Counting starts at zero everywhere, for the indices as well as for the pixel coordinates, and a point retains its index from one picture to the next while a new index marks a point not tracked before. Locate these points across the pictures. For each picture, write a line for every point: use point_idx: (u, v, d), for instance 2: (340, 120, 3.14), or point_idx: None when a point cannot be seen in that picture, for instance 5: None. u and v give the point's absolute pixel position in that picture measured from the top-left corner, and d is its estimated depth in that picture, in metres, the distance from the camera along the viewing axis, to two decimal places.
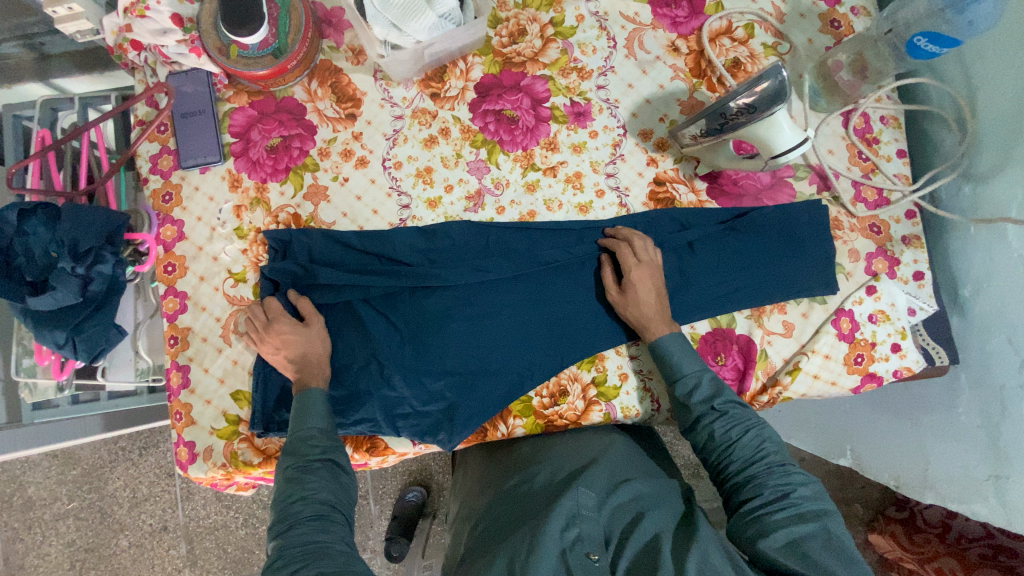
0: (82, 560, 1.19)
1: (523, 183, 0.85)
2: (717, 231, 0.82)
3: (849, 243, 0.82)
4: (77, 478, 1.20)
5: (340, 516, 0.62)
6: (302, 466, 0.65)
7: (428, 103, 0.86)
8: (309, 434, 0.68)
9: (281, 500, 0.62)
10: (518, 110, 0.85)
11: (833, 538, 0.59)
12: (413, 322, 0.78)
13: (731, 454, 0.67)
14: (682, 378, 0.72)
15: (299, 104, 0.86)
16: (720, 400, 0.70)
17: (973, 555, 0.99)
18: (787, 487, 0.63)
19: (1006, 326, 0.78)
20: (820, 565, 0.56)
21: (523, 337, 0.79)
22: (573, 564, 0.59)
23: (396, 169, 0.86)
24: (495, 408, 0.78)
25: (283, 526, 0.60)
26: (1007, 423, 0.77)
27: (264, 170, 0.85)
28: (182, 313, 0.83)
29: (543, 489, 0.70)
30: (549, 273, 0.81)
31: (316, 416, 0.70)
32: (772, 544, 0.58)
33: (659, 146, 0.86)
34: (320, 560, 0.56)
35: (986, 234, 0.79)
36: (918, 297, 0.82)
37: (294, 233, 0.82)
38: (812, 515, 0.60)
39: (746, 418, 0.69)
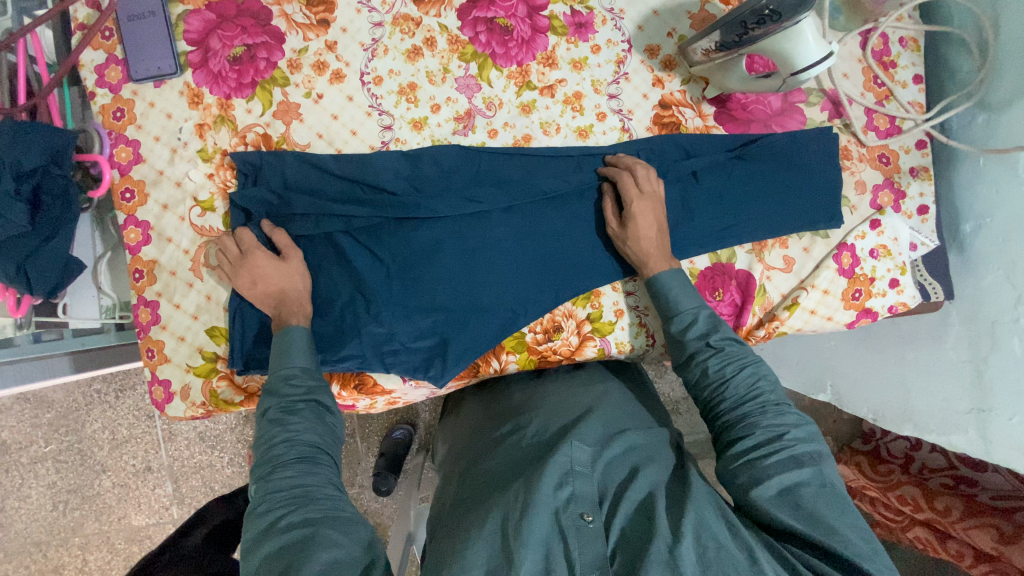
0: (65, 501, 1.17)
1: (517, 104, 0.78)
2: (723, 159, 0.77)
3: (856, 174, 0.79)
4: (52, 421, 1.16)
5: (327, 457, 0.59)
6: (285, 405, 0.61)
7: (411, 9, 0.77)
8: (290, 371, 0.64)
9: (263, 443, 0.58)
10: (513, 19, 0.78)
11: (827, 484, 0.57)
12: (400, 256, 0.74)
13: (724, 391, 0.65)
14: (678, 315, 0.70)
15: (263, 8, 0.76)
16: (716, 335, 0.67)
17: (935, 484, 1.05)
18: (781, 428, 0.60)
19: (1005, 261, 0.77)
20: (812, 515, 0.55)
21: (516, 271, 0.76)
22: (566, 525, 0.56)
23: (376, 84, 0.77)
24: (487, 344, 0.75)
25: (267, 469, 0.57)
26: (995, 357, 0.79)
27: (228, 84, 0.76)
28: (146, 245, 0.77)
29: (534, 441, 0.66)
30: (544, 204, 0.76)
31: (299, 354, 0.65)
32: (763, 493, 0.57)
33: (666, 65, 0.80)
34: (307, 505, 0.53)
35: (995, 166, 0.77)
36: (921, 232, 0.80)
37: (265, 157, 0.75)
38: (807, 459, 0.58)
39: (742, 354, 0.66)
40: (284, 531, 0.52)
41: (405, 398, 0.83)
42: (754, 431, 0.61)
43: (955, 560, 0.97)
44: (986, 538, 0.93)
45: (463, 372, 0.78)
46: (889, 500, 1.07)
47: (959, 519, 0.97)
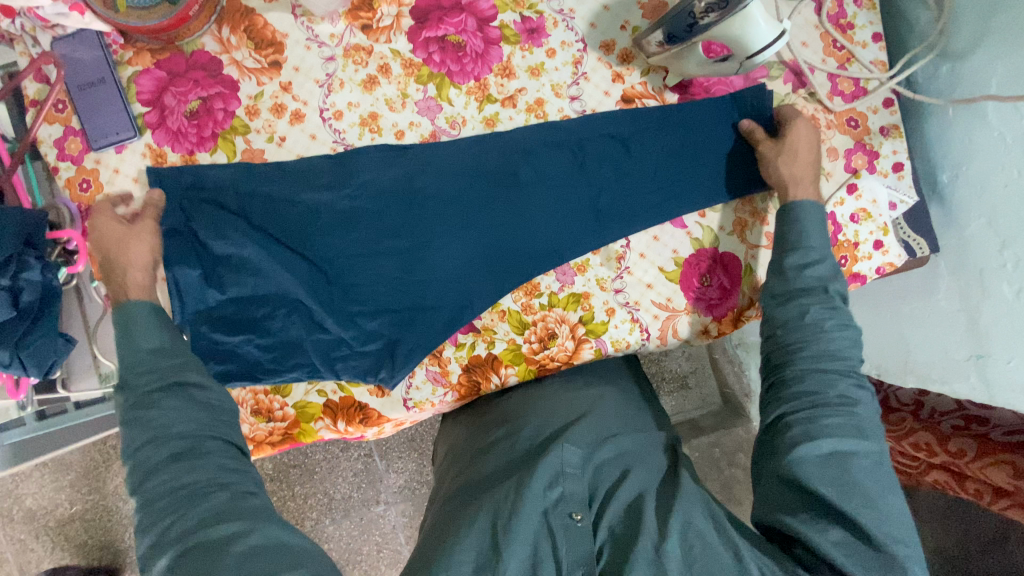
0: (99, 557, 1.18)
1: (481, 119, 0.78)
2: (655, 120, 0.78)
3: (826, 141, 0.79)
4: (73, 482, 1.17)
5: (206, 443, 0.57)
6: (143, 401, 0.58)
7: (361, 38, 0.77)
8: (138, 360, 0.61)
9: (129, 448, 0.56)
10: (463, 34, 0.77)
11: (880, 463, 0.59)
12: (346, 264, 0.76)
13: (813, 339, 0.65)
14: (806, 248, 0.70)
15: (213, 58, 0.76)
16: (822, 284, 0.68)
17: (947, 427, 0.98)
18: (856, 398, 0.62)
19: (984, 208, 0.77)
20: (853, 480, 0.57)
21: (463, 265, 0.77)
22: (555, 524, 0.58)
23: (337, 119, 0.77)
24: (438, 339, 0.76)
25: (141, 477, 0.55)
26: (987, 304, 0.78)
27: (189, 141, 0.76)
28: None
29: (526, 446, 0.68)
30: (483, 191, 0.77)
31: (145, 337, 0.63)
32: (814, 452, 0.59)
33: (624, 59, 0.79)
34: (192, 505, 0.53)
35: (965, 116, 0.77)
36: (898, 190, 0.80)
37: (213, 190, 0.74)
38: (868, 433, 0.60)
39: (844, 316, 0.66)
40: (176, 538, 0.52)
41: (413, 420, 0.83)
42: (828, 390, 0.62)
43: (976, 497, 0.98)
44: (1001, 475, 0.90)
45: (464, 388, 0.79)
46: (905, 448, 1.06)
47: (974, 458, 0.94)
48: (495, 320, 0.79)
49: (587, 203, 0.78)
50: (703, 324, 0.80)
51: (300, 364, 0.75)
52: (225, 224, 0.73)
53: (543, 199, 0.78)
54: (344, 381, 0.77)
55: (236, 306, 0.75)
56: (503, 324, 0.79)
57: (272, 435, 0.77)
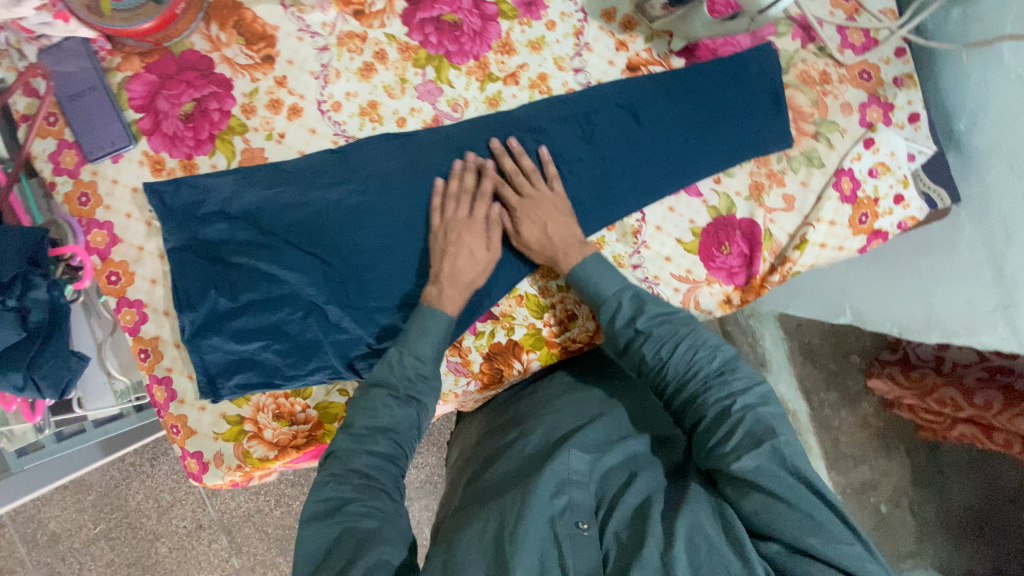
0: None
1: (484, 100, 0.76)
2: (662, 92, 0.76)
3: (839, 97, 0.77)
4: (95, 502, 1.16)
5: (404, 458, 0.62)
6: (400, 395, 0.65)
7: (354, 25, 0.74)
8: (421, 364, 0.67)
9: (357, 424, 0.62)
10: (459, 12, 0.74)
11: (784, 458, 0.54)
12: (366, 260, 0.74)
13: (663, 375, 0.64)
14: (604, 303, 0.70)
15: (203, 57, 0.73)
16: (637, 326, 0.68)
17: (971, 379, 1.01)
18: (726, 405, 0.59)
19: (1006, 154, 0.75)
20: (775, 501, 0.52)
21: None
22: (561, 532, 0.54)
23: (336, 111, 0.75)
24: (456, 330, 0.75)
25: (354, 449, 0.60)
26: (1013, 252, 0.77)
27: (186, 144, 0.74)
28: (144, 323, 0.75)
29: (532, 453, 0.65)
30: (496, 181, 0.76)
31: (426, 345, 0.68)
32: (731, 487, 0.55)
33: (626, 26, 0.77)
34: (374, 498, 0.56)
35: (980, 60, 0.75)
36: (916, 141, 0.78)
37: (219, 195, 0.73)
38: (765, 435, 0.56)
39: (673, 335, 0.65)
40: (350, 514, 0.54)
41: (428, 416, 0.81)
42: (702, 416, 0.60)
43: (1004, 448, 0.98)
44: None
45: (487, 376, 0.78)
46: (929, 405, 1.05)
47: (1002, 409, 0.94)
48: (514, 306, 0.78)
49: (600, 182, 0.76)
50: (724, 293, 0.78)
51: (319, 367, 0.74)
52: (239, 245, 0.73)
53: (551, 181, 0.76)
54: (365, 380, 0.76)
55: (251, 312, 0.74)
56: (521, 308, 0.78)
57: (295, 439, 0.77)
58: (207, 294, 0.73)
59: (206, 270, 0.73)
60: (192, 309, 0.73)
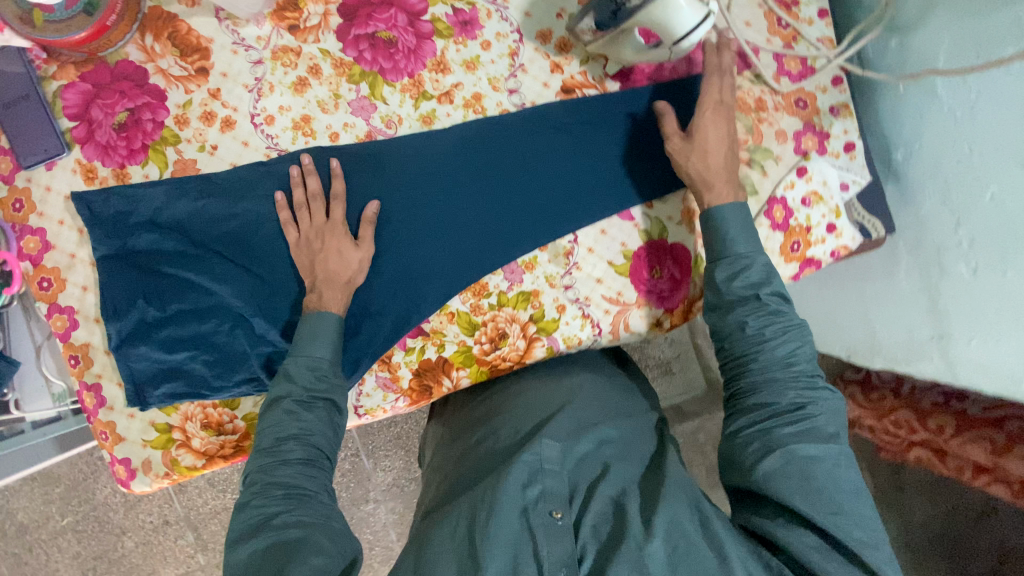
0: (94, 568, 1.17)
1: (417, 117, 0.76)
2: (595, 114, 0.77)
3: (775, 124, 0.77)
4: (63, 494, 1.15)
5: (325, 461, 0.63)
6: (304, 401, 0.65)
7: (288, 39, 0.74)
8: (319, 363, 0.67)
9: (272, 435, 0.62)
10: (394, 30, 0.75)
11: (842, 464, 0.58)
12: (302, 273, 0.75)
13: (758, 351, 0.64)
14: (732, 257, 0.68)
15: (138, 67, 0.74)
16: (755, 291, 0.66)
17: (927, 402, 0.98)
18: (807, 400, 0.61)
19: (939, 185, 0.74)
20: (817, 490, 0.55)
21: (410, 269, 0.76)
22: (535, 523, 0.56)
23: (269, 124, 0.75)
24: (383, 345, 0.75)
25: (270, 462, 0.60)
26: (946, 282, 0.76)
27: (119, 154, 0.74)
28: (74, 329, 0.76)
29: (504, 446, 0.67)
30: (430, 197, 0.76)
31: (323, 346, 0.67)
32: (778, 463, 0.57)
33: (561, 48, 0.77)
34: (302, 506, 0.57)
35: (916, 90, 0.74)
36: (850, 170, 0.78)
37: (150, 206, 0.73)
38: (833, 437, 0.59)
39: (786, 318, 0.65)
40: (278, 527, 0.55)
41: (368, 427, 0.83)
42: (781, 399, 0.61)
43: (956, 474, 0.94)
44: (980, 450, 0.88)
45: (415, 392, 0.77)
46: (884, 426, 1.02)
47: (954, 434, 0.92)
48: (445, 323, 0.77)
49: (531, 203, 0.77)
50: (654, 316, 0.79)
51: (246, 378, 0.75)
52: (169, 256, 0.74)
53: (483, 199, 0.76)
54: None
55: (178, 322, 0.74)
56: (452, 326, 0.77)
57: (223, 449, 0.77)
58: (136, 303, 0.74)
59: (136, 279, 0.74)
60: (119, 318, 0.74)
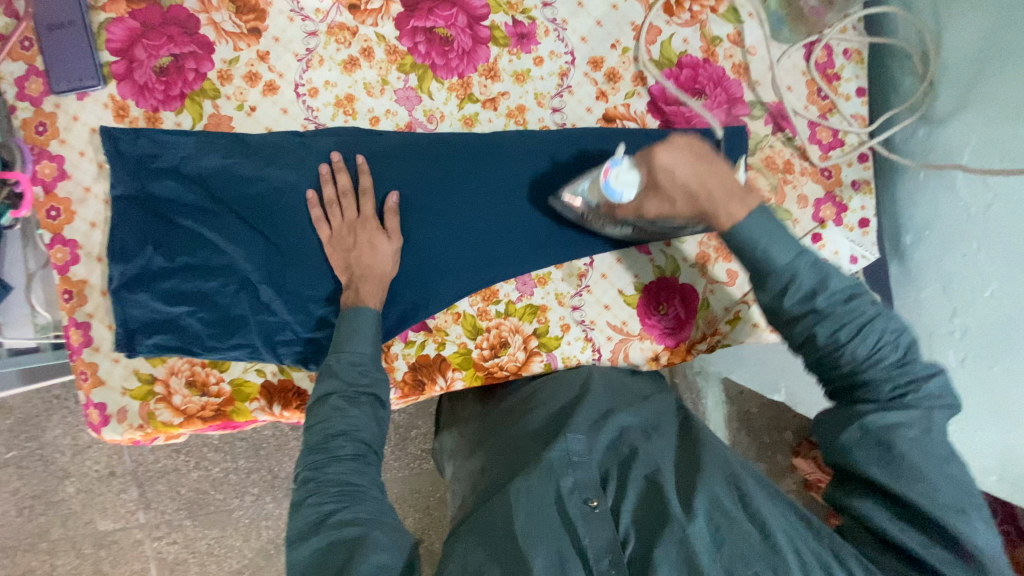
0: (29, 508, 1.11)
1: (460, 117, 0.77)
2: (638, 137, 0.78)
3: (797, 187, 0.80)
4: (11, 428, 1.09)
5: (375, 456, 0.61)
6: (349, 396, 0.62)
7: (347, 18, 0.75)
8: (359, 357, 0.65)
9: (322, 432, 0.60)
10: (452, 29, 0.76)
11: (933, 429, 0.53)
12: (315, 248, 0.74)
13: (835, 356, 0.57)
14: (775, 273, 0.59)
15: (190, 15, 0.73)
16: (828, 300, 0.57)
17: None
18: (899, 386, 0.55)
19: (941, 275, 0.78)
20: (909, 473, 0.52)
21: (427, 265, 0.76)
22: (573, 514, 0.56)
23: (312, 97, 0.75)
24: (386, 333, 0.75)
25: (320, 459, 0.58)
26: (931, 367, 0.79)
27: (155, 97, 0.73)
28: (74, 264, 0.74)
29: (531, 436, 0.66)
30: (460, 196, 0.77)
31: (365, 342, 0.66)
32: (856, 437, 0.55)
33: (609, 78, 0.79)
34: (357, 505, 0.55)
35: (935, 181, 0.78)
36: (861, 245, 0.80)
37: (179, 156, 0.73)
38: (924, 409, 0.54)
39: (860, 311, 0.56)
40: (335, 527, 0.54)
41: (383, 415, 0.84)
42: (874, 392, 0.55)
43: None
44: None
45: (408, 386, 0.77)
46: None
47: None
48: (449, 322, 0.78)
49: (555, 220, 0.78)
50: (654, 351, 0.80)
51: (240, 344, 0.74)
52: (185, 208, 0.73)
53: (508, 207, 0.77)
54: (285, 365, 0.76)
55: (184, 275, 0.73)
56: (456, 326, 0.78)
57: (203, 410, 0.76)
58: (144, 248, 0.73)
59: (148, 224, 0.73)
60: (124, 260, 0.72)
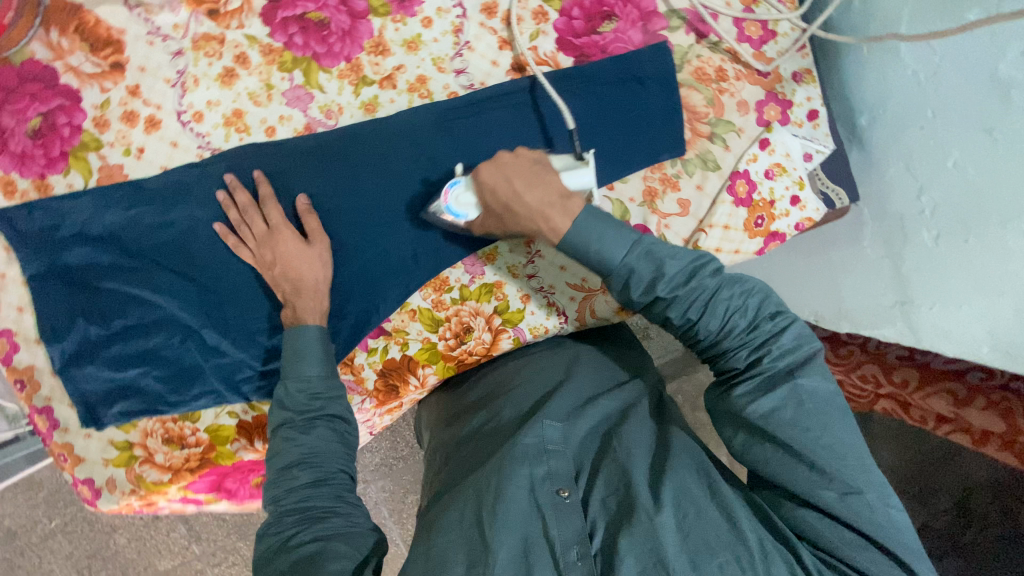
0: (88, 566, 1.10)
1: (359, 105, 0.71)
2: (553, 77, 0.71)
3: (736, 95, 0.74)
4: (48, 498, 1.09)
5: (342, 476, 0.58)
6: (301, 423, 0.60)
7: (209, 26, 0.68)
8: (308, 380, 0.62)
9: (277, 463, 0.58)
10: (324, 10, 0.69)
11: (805, 398, 0.53)
12: (248, 278, 0.71)
13: (694, 334, 0.57)
14: (613, 274, 0.57)
15: (45, 66, 0.67)
16: (665, 288, 0.56)
17: (893, 356, 0.93)
18: (762, 351, 0.55)
19: (902, 152, 0.73)
20: (795, 452, 0.52)
21: (366, 271, 0.73)
22: (543, 502, 0.55)
23: (197, 121, 0.69)
24: (341, 349, 0.73)
25: (280, 489, 0.56)
26: (909, 251, 0.75)
27: (37, 163, 0.68)
28: (15, 353, 0.72)
29: (506, 424, 0.64)
30: (385, 190, 0.72)
31: (312, 363, 0.63)
32: (747, 437, 0.55)
33: (508, 23, 0.73)
34: (318, 524, 0.53)
35: (879, 55, 0.72)
36: (814, 139, 0.75)
37: (81, 220, 0.69)
38: (785, 377, 0.54)
39: (702, 289, 0.56)
40: (295, 549, 0.51)
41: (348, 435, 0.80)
42: (735, 361, 0.57)
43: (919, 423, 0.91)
44: (942, 404, 0.86)
45: (381, 393, 0.76)
46: (852, 380, 0.99)
47: (918, 387, 0.89)
48: (407, 320, 0.75)
49: None
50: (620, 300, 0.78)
51: (202, 392, 0.73)
52: (105, 272, 0.70)
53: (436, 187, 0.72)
54: (254, 402, 0.74)
55: (124, 340, 0.71)
56: (415, 323, 0.75)
57: (188, 462, 0.74)
58: (76, 321, 0.70)
59: (74, 297, 0.70)
60: (60, 339, 0.70)
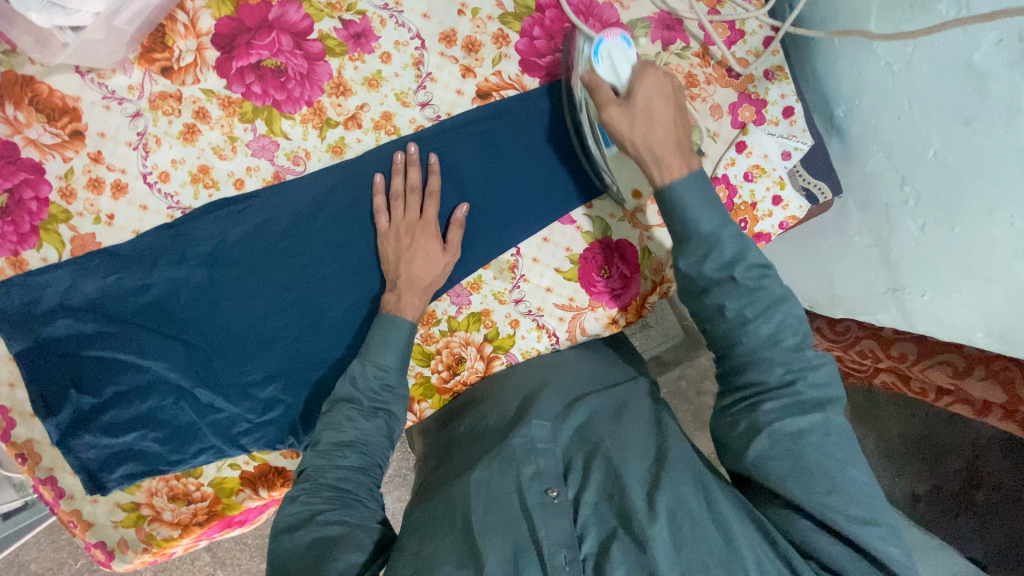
0: None
1: (326, 147, 0.70)
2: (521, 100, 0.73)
3: (709, 99, 0.74)
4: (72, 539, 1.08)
5: (377, 471, 0.62)
6: (369, 409, 0.63)
7: (164, 84, 0.67)
8: (384, 369, 0.64)
9: (333, 436, 0.61)
10: (280, 55, 0.67)
11: (832, 432, 0.54)
12: (234, 331, 0.71)
13: (741, 334, 0.57)
14: (696, 228, 0.59)
15: (4, 143, 0.66)
16: (729, 270, 0.57)
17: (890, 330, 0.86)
18: (797, 376, 0.56)
19: (881, 142, 0.71)
20: (814, 472, 0.52)
21: (352, 314, 0.73)
22: (532, 502, 0.56)
23: (164, 181, 0.69)
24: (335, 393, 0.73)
25: (324, 461, 0.59)
26: (896, 239, 0.73)
27: (8, 241, 0.67)
28: (13, 430, 0.71)
29: (494, 425, 0.66)
30: (360, 231, 0.71)
31: (385, 352, 0.65)
32: (766, 447, 0.54)
33: (469, 49, 0.72)
34: (346, 509, 0.56)
35: (850, 46, 0.71)
36: (791, 137, 0.73)
37: (60, 294, 0.68)
38: (816, 407, 0.54)
39: (769, 292, 0.57)
40: (322, 524, 0.54)
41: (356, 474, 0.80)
42: (767, 375, 0.56)
43: (919, 395, 0.86)
44: (941, 377, 0.79)
45: None
46: (848, 356, 0.91)
47: (915, 361, 0.82)
48: None
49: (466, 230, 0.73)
50: (610, 316, 0.77)
51: (201, 449, 0.73)
52: (89, 342, 0.69)
53: None
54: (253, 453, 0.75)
55: (115, 407, 0.70)
56: None
57: (196, 516, 0.75)
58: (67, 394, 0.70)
59: (62, 370, 0.69)
60: (53, 413, 0.70)
